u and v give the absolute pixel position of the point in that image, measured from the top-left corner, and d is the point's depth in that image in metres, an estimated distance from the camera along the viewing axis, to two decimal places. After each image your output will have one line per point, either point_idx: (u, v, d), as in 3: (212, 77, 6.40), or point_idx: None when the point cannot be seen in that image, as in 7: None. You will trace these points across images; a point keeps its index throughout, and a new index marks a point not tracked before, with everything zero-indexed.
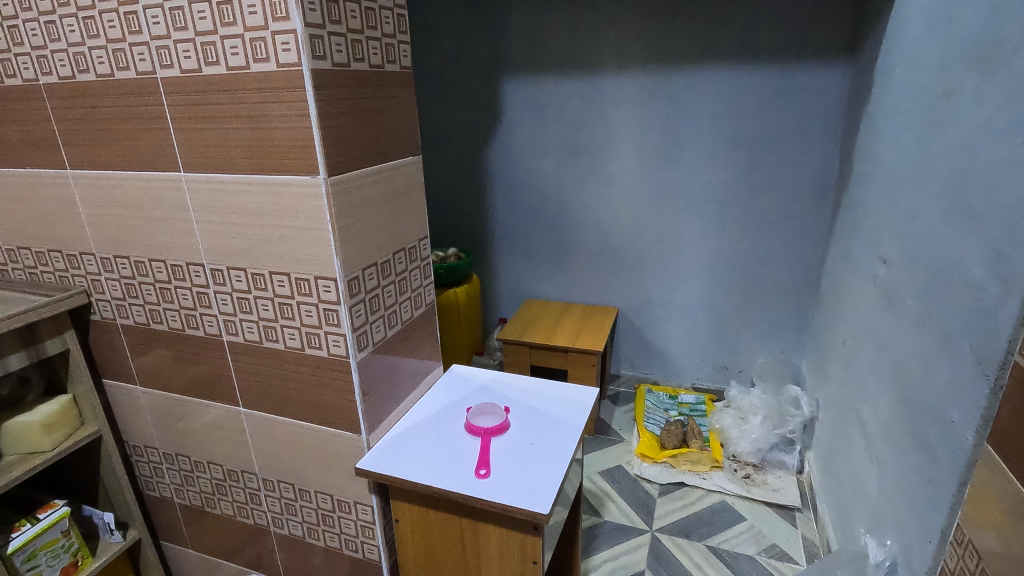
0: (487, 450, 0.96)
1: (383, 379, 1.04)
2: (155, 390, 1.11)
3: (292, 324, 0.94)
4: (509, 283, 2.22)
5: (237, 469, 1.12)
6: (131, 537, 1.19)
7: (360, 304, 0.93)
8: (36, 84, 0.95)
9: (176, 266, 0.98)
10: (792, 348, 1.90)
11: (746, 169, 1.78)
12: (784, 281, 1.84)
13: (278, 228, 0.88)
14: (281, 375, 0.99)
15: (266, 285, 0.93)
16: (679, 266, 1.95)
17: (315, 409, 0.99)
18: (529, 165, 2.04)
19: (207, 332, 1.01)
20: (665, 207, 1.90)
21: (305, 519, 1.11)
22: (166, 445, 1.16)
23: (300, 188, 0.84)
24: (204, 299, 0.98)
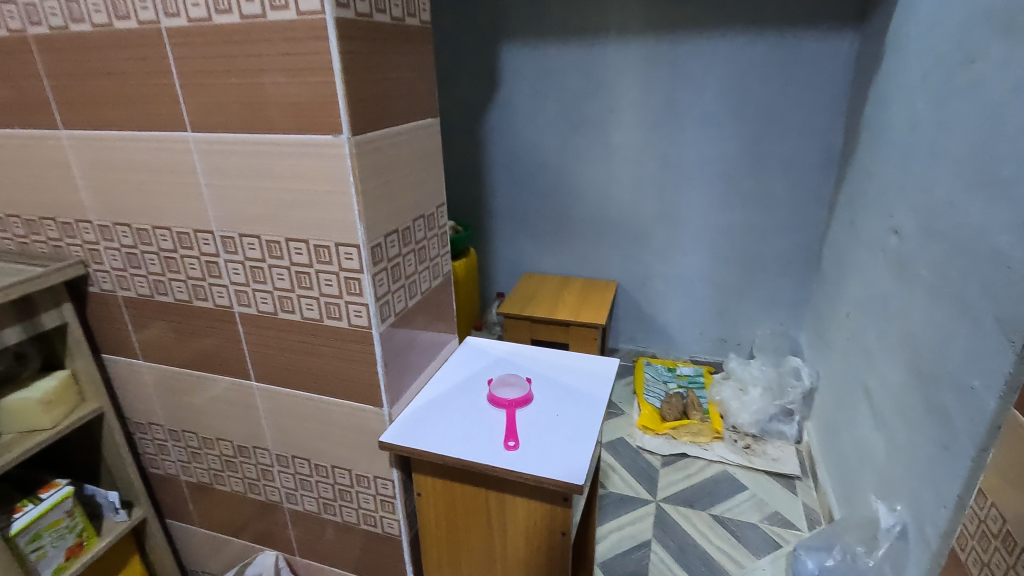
0: (511, 423, 0.77)
1: (404, 361, 0.82)
2: (157, 365, 0.92)
3: (309, 298, 0.74)
4: (508, 257, 2.18)
5: (248, 444, 0.92)
6: (137, 515, 1.02)
7: (383, 273, 0.73)
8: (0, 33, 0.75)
9: (182, 233, 0.78)
10: (790, 321, 1.94)
11: (751, 143, 1.77)
12: (785, 254, 1.87)
13: (289, 186, 0.69)
14: (297, 366, 0.81)
15: (281, 252, 0.73)
16: (680, 239, 1.95)
17: (331, 385, 0.80)
18: (529, 136, 1.98)
19: (217, 304, 0.81)
20: (668, 180, 1.89)
21: (320, 492, 0.90)
22: (167, 422, 0.97)
23: (317, 145, 0.65)
24: (213, 269, 0.78)
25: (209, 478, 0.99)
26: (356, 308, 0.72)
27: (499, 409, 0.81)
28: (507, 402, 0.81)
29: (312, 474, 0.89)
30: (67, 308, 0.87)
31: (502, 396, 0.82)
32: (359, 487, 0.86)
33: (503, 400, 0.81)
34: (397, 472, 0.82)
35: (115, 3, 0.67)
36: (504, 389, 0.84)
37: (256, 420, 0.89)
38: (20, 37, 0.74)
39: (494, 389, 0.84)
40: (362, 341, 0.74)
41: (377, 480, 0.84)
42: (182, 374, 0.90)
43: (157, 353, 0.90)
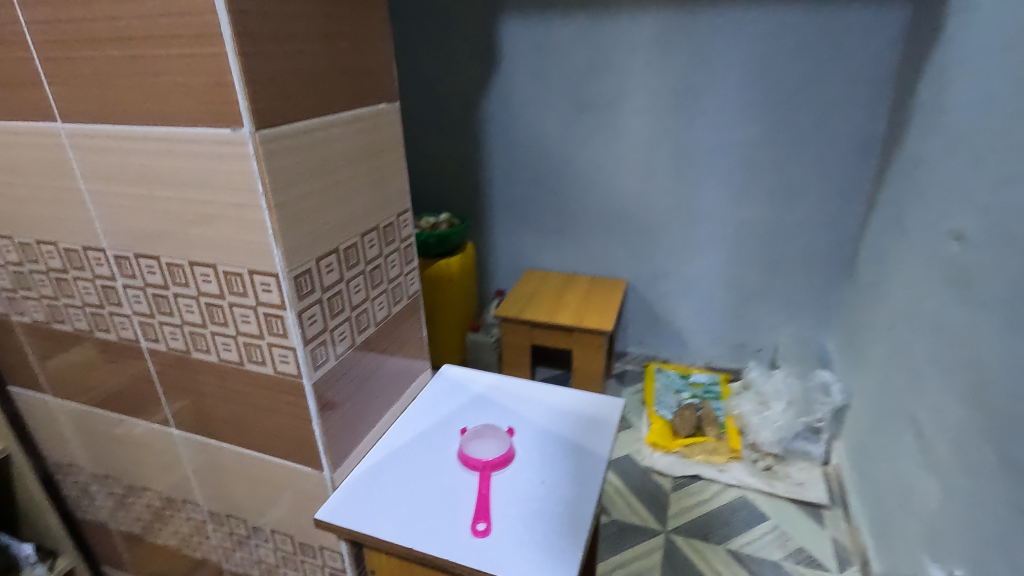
0: (485, 494, 0.61)
1: (354, 408, 0.66)
2: (67, 402, 0.77)
3: (224, 337, 0.58)
4: (508, 253, 2.01)
5: (177, 497, 0.77)
6: (62, 566, 0.88)
7: (316, 307, 0.56)
8: None
9: (70, 249, 0.62)
10: (818, 327, 1.76)
11: (780, 128, 1.57)
12: (814, 253, 1.67)
13: (185, 196, 0.52)
14: (221, 415, 0.65)
15: (186, 279, 0.57)
16: (697, 235, 1.76)
17: (262, 441, 0.64)
18: (531, 119, 1.79)
19: (121, 337, 0.65)
20: (684, 170, 1.69)
21: (260, 556, 0.75)
22: (88, 464, 0.82)
23: (214, 144, 0.48)
24: (110, 295, 0.62)
25: (140, 529, 0.85)
26: (281, 352, 0.55)
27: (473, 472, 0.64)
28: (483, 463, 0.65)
29: (250, 537, 0.74)
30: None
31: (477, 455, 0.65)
32: (304, 556, 0.71)
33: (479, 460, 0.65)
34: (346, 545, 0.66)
35: None
36: (481, 444, 0.67)
37: (182, 471, 0.74)
38: None
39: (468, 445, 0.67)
40: (292, 392, 0.58)
41: (324, 550, 0.68)
42: (97, 413, 0.75)
43: (66, 389, 0.75)
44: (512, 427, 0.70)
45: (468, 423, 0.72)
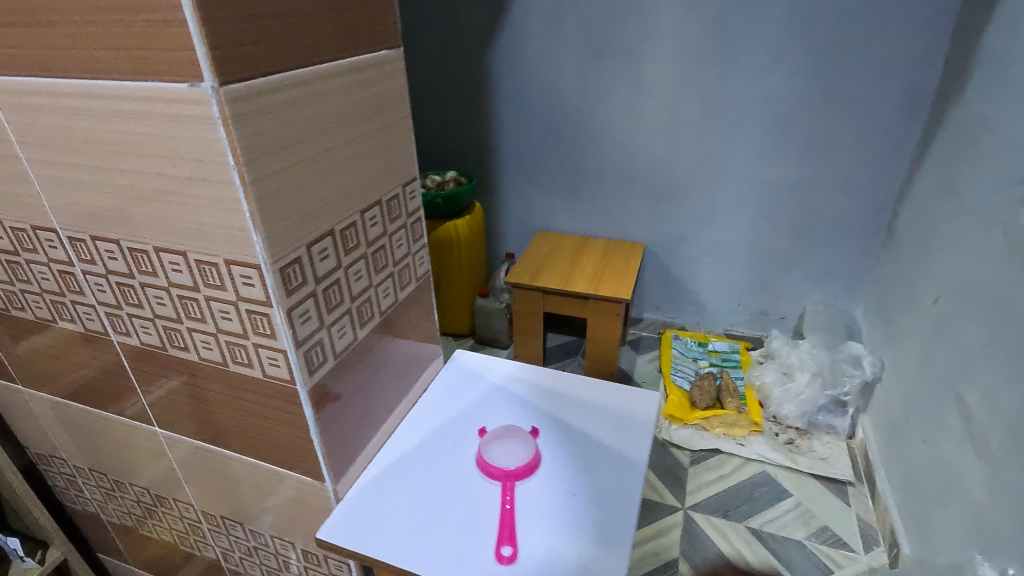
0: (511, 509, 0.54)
1: (359, 409, 0.58)
2: (41, 393, 0.70)
3: (203, 334, 0.49)
4: (518, 213, 1.90)
5: (168, 495, 0.71)
6: (53, 558, 0.83)
7: (309, 301, 0.47)
8: None
9: (18, 229, 0.52)
10: (846, 294, 1.66)
11: (821, 79, 1.43)
12: (849, 216, 1.56)
13: (141, 170, 0.42)
14: (207, 417, 0.57)
15: (152, 267, 0.47)
16: (723, 196, 1.64)
17: (255, 446, 0.56)
18: (545, 69, 1.64)
19: (88, 328, 0.57)
20: (712, 125, 1.56)
21: (262, 559, 0.71)
22: (71, 457, 0.76)
23: (169, 104, 0.38)
24: (70, 282, 0.53)
25: (132, 522, 0.79)
26: (269, 354, 0.47)
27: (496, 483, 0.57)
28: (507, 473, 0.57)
29: (249, 541, 0.69)
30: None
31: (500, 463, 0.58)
32: (308, 563, 0.67)
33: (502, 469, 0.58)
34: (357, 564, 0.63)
35: None
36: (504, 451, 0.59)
37: (170, 470, 0.67)
38: None
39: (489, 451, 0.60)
40: (284, 398, 0.50)
41: (329, 559, 0.65)
42: (73, 406, 0.68)
43: (37, 379, 0.68)
44: (536, 427, 0.63)
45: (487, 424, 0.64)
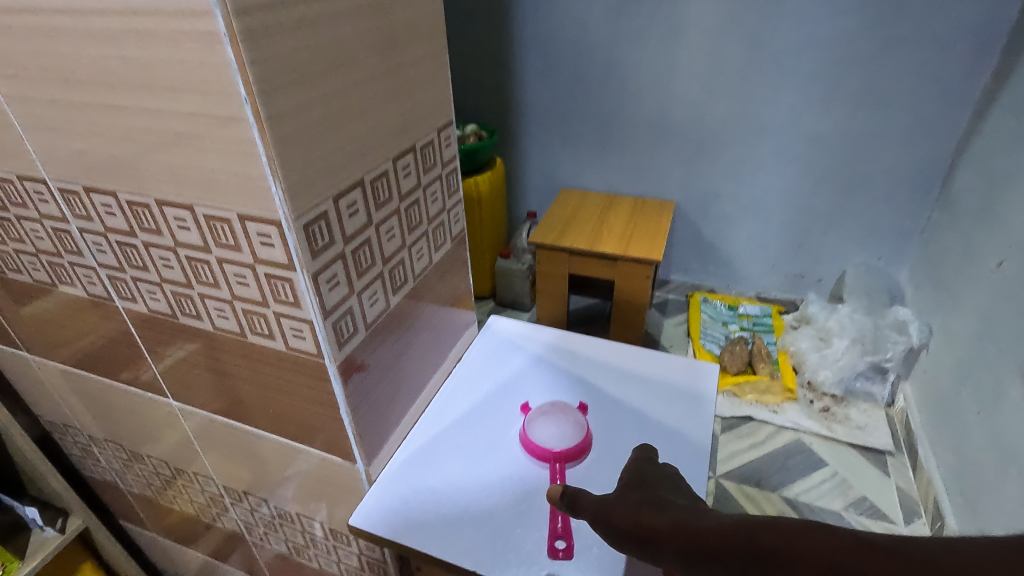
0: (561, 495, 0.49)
1: (391, 384, 0.53)
2: (49, 361, 0.65)
3: (217, 302, 0.43)
4: (541, 170, 1.80)
5: (187, 469, 0.67)
6: (74, 527, 0.80)
7: (337, 264, 0.40)
8: None
9: (4, 181, 0.46)
10: (891, 255, 1.57)
11: (880, 18, 1.30)
12: (899, 172, 1.46)
13: (136, 106, 0.35)
14: (227, 391, 0.52)
15: (155, 224, 0.41)
16: (762, 150, 1.54)
17: (279, 423, 0.51)
18: (573, 11, 1.51)
19: (91, 293, 0.52)
20: (754, 72, 1.44)
21: (288, 535, 0.67)
22: (86, 426, 0.72)
23: (166, 19, 0.30)
24: (66, 241, 0.47)
25: (152, 493, 0.76)
26: (293, 324, 0.41)
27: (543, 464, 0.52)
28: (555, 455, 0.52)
29: (274, 516, 0.65)
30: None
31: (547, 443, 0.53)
32: (336, 542, 0.63)
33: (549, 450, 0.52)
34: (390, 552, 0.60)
35: None
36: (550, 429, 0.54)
37: (188, 443, 0.63)
38: None
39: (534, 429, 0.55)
40: (311, 373, 0.44)
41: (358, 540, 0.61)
42: (83, 375, 0.64)
43: (43, 346, 0.63)
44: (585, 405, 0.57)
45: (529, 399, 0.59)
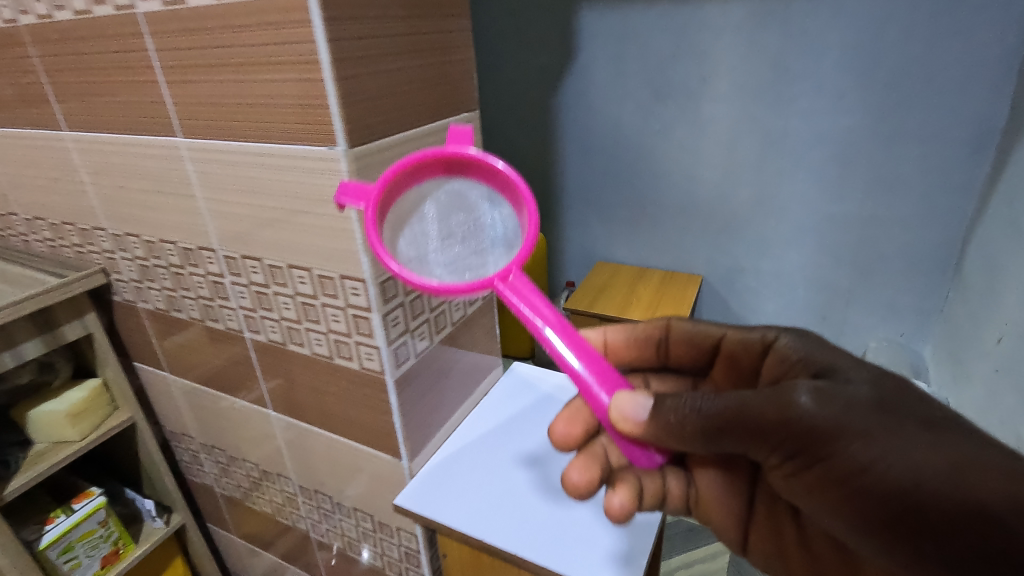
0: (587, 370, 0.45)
1: (429, 401, 0.70)
2: (183, 380, 0.86)
3: (317, 333, 0.63)
4: (580, 243, 1.99)
5: (272, 470, 0.85)
6: (176, 521, 1.00)
7: (399, 310, 0.59)
8: (11, 29, 0.66)
9: (187, 248, 0.69)
10: (913, 332, 1.64)
11: (883, 118, 1.44)
12: (913, 254, 1.55)
13: (284, 205, 0.56)
14: (313, 401, 0.71)
15: (285, 280, 0.62)
16: (781, 231, 1.67)
17: (349, 426, 0.69)
18: (608, 110, 1.74)
19: (228, 327, 0.73)
20: (770, 162, 1.60)
21: (344, 530, 0.83)
22: (199, 435, 0.92)
23: (311, 161, 0.52)
24: (221, 290, 0.69)
25: (240, 494, 0.95)
26: (367, 350, 0.60)
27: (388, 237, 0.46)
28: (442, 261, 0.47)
29: (335, 512, 0.81)
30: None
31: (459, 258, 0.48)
32: (382, 534, 0.77)
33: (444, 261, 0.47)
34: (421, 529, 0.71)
35: None
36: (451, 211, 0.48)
37: (276, 447, 0.81)
38: (14, 28, 0.65)
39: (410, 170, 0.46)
40: (376, 386, 0.62)
41: (401, 532, 0.74)
42: (205, 391, 0.85)
43: (182, 367, 0.85)
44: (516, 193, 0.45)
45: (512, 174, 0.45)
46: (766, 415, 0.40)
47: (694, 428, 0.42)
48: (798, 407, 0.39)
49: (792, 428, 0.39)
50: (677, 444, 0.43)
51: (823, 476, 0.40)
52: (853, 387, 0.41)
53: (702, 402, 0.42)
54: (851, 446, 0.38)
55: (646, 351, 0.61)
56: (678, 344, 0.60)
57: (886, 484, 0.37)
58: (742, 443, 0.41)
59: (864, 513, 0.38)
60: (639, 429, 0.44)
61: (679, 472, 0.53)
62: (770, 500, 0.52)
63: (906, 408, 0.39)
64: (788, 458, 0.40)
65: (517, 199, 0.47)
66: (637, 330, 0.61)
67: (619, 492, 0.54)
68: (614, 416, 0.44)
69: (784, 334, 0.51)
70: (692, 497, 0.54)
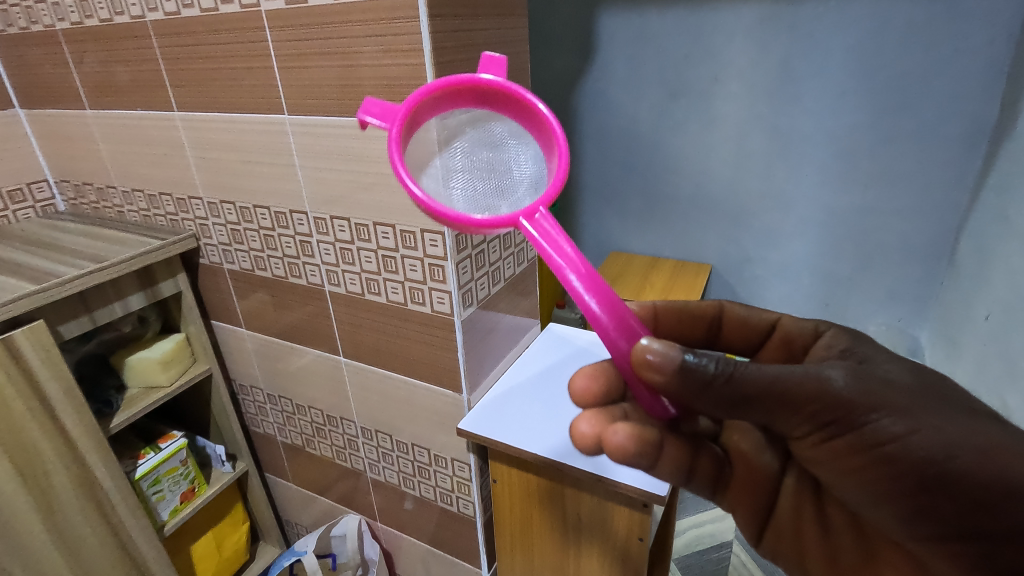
0: (603, 312, 0.49)
1: (483, 346, 0.82)
2: (256, 334, 0.98)
3: (394, 282, 0.75)
4: (596, 235, 2.10)
5: (336, 414, 0.97)
6: (240, 467, 1.11)
7: (467, 260, 0.71)
8: (136, 24, 0.78)
9: (279, 212, 0.81)
10: (910, 319, 1.74)
11: (882, 118, 1.55)
12: (911, 244, 1.65)
13: (376, 170, 0.68)
14: (384, 346, 0.82)
15: (369, 235, 0.74)
16: (787, 222, 1.78)
17: (416, 366, 0.81)
18: (625, 108, 1.85)
19: (309, 282, 0.84)
20: (776, 158, 1.71)
21: (400, 466, 0.95)
22: (267, 386, 1.04)
23: None
24: (306, 248, 0.81)
25: (302, 440, 1.06)
26: (439, 294, 0.72)
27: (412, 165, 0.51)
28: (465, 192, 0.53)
29: (394, 449, 0.93)
30: (39, 325, 0.74)
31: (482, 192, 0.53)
32: (437, 466, 0.90)
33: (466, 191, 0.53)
34: (474, 457, 0.84)
35: None
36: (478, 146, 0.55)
37: (342, 392, 0.93)
38: (139, 23, 0.78)
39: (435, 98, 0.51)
40: (444, 326, 0.74)
41: (455, 462, 0.87)
42: (277, 343, 0.96)
43: (258, 323, 0.96)
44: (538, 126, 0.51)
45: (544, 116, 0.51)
46: (799, 391, 0.46)
47: (727, 395, 0.46)
48: (831, 383, 0.47)
49: (824, 399, 0.47)
50: (704, 405, 0.47)
51: (851, 446, 0.48)
52: (889, 370, 0.51)
53: (737, 375, 0.46)
54: (882, 420, 0.47)
55: (697, 327, 0.70)
56: (732, 321, 0.69)
57: (906, 451, 0.47)
58: (770, 413, 0.47)
59: (886, 472, 0.48)
60: (660, 372, 0.48)
61: (710, 451, 0.61)
62: (797, 484, 0.60)
63: (917, 375, 0.51)
64: (817, 429, 0.48)
65: (546, 138, 0.53)
66: (690, 308, 0.69)
67: (620, 428, 0.57)
68: (636, 361, 0.49)
69: (833, 328, 0.60)
70: (721, 476, 0.62)
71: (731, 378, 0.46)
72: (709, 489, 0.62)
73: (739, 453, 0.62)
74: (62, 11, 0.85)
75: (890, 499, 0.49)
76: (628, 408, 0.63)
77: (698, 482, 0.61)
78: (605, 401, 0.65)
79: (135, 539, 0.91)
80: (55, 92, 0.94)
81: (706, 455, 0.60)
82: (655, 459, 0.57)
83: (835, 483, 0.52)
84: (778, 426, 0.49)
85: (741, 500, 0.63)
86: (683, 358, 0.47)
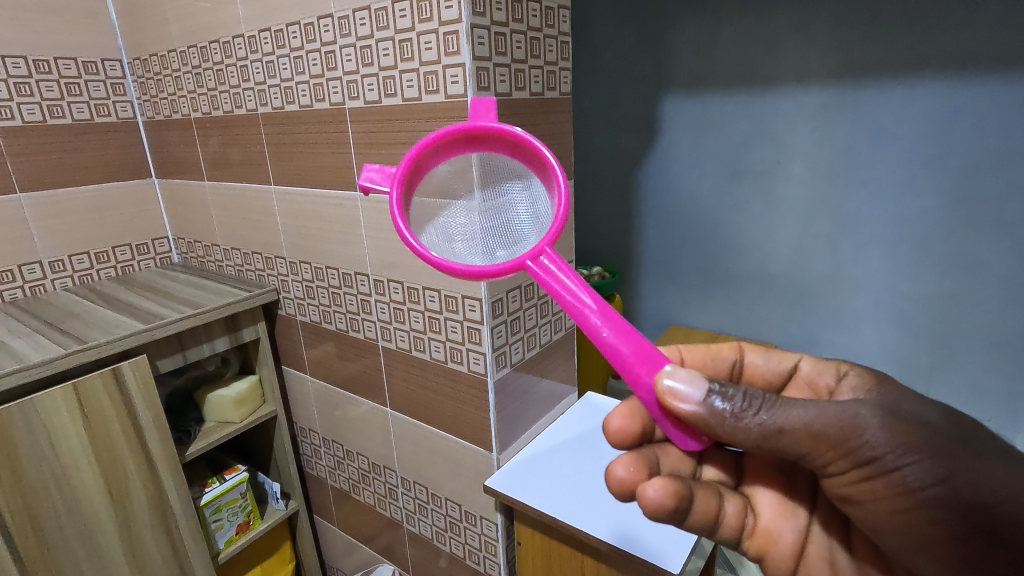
0: (622, 344, 0.48)
1: (516, 410, 0.87)
2: (318, 381, 1.08)
3: (437, 341, 0.83)
4: (655, 307, 2.10)
5: (380, 463, 1.03)
6: (292, 506, 1.19)
7: (501, 325, 0.78)
8: (253, 114, 0.95)
9: (346, 273, 0.92)
10: (1003, 418, 1.59)
11: (958, 202, 1.49)
12: (997, 336, 1.53)
13: None
14: (426, 401, 0.89)
15: (419, 298, 0.83)
16: (856, 306, 1.71)
17: (454, 421, 0.87)
18: (685, 185, 1.88)
19: (365, 336, 0.94)
20: (844, 240, 1.67)
21: (434, 520, 0.99)
22: (322, 430, 1.12)
23: None
24: (366, 306, 0.91)
25: (349, 486, 1.13)
26: (475, 355, 0.79)
27: (413, 221, 0.56)
28: (469, 240, 0.58)
29: (428, 501, 0.98)
30: (143, 359, 0.87)
31: (485, 238, 0.58)
32: (467, 522, 0.93)
33: (472, 237, 0.59)
34: (501, 516, 0.87)
35: (317, 89, 0.83)
36: (484, 193, 0.60)
37: (386, 441, 1.00)
38: (253, 115, 0.95)
39: (435, 148, 0.56)
40: (479, 385, 0.81)
41: (483, 520, 0.90)
42: (333, 391, 1.05)
43: (320, 370, 1.06)
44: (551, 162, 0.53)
45: (545, 153, 0.54)
46: (830, 428, 0.44)
47: (759, 429, 0.44)
48: (872, 426, 0.44)
49: (857, 436, 0.44)
50: (737, 440, 0.45)
51: (895, 494, 0.45)
52: (922, 415, 0.47)
53: (765, 406, 0.44)
54: (932, 466, 0.44)
55: (721, 369, 0.64)
56: (752, 368, 0.64)
57: (961, 507, 0.44)
58: (807, 447, 0.44)
59: (938, 526, 0.45)
60: (694, 410, 0.46)
61: (736, 499, 0.57)
62: (825, 527, 0.56)
63: (949, 424, 0.48)
64: (860, 473, 0.45)
65: (546, 175, 0.55)
66: (712, 353, 0.64)
67: (656, 480, 0.49)
68: (661, 393, 0.47)
69: (865, 374, 0.56)
70: (746, 527, 0.57)
71: (760, 413, 0.44)
72: (734, 542, 0.57)
73: (763, 501, 0.58)
74: (197, 104, 1.05)
75: (934, 552, 0.46)
76: (663, 456, 0.58)
77: (725, 534, 0.55)
78: (638, 443, 0.60)
79: (192, 561, 1.00)
80: (183, 166, 1.14)
81: (732, 505, 0.56)
82: (684, 512, 0.51)
83: (875, 531, 0.47)
84: (813, 467, 0.46)
85: (769, 557, 0.57)
86: (709, 391, 0.46)
